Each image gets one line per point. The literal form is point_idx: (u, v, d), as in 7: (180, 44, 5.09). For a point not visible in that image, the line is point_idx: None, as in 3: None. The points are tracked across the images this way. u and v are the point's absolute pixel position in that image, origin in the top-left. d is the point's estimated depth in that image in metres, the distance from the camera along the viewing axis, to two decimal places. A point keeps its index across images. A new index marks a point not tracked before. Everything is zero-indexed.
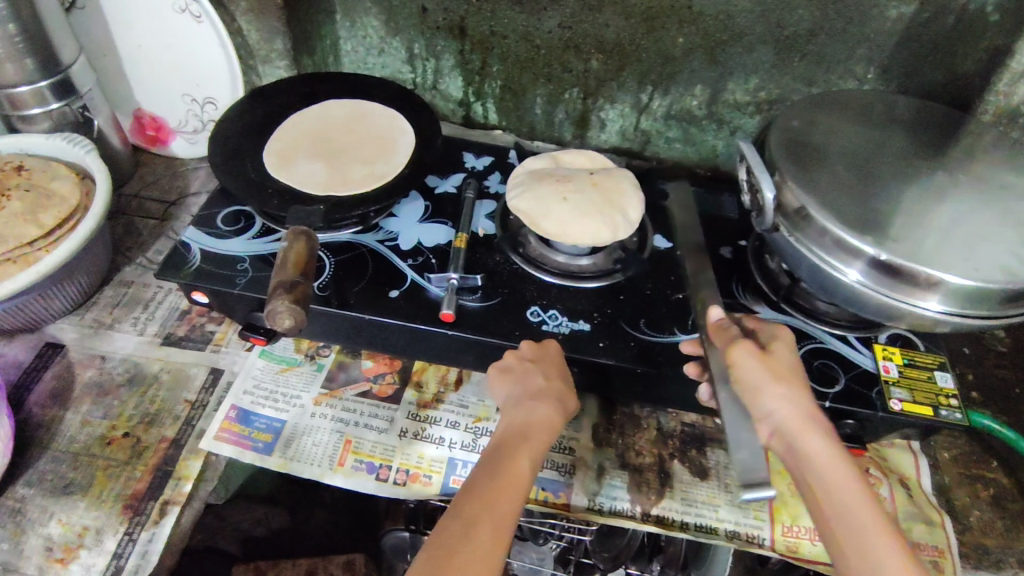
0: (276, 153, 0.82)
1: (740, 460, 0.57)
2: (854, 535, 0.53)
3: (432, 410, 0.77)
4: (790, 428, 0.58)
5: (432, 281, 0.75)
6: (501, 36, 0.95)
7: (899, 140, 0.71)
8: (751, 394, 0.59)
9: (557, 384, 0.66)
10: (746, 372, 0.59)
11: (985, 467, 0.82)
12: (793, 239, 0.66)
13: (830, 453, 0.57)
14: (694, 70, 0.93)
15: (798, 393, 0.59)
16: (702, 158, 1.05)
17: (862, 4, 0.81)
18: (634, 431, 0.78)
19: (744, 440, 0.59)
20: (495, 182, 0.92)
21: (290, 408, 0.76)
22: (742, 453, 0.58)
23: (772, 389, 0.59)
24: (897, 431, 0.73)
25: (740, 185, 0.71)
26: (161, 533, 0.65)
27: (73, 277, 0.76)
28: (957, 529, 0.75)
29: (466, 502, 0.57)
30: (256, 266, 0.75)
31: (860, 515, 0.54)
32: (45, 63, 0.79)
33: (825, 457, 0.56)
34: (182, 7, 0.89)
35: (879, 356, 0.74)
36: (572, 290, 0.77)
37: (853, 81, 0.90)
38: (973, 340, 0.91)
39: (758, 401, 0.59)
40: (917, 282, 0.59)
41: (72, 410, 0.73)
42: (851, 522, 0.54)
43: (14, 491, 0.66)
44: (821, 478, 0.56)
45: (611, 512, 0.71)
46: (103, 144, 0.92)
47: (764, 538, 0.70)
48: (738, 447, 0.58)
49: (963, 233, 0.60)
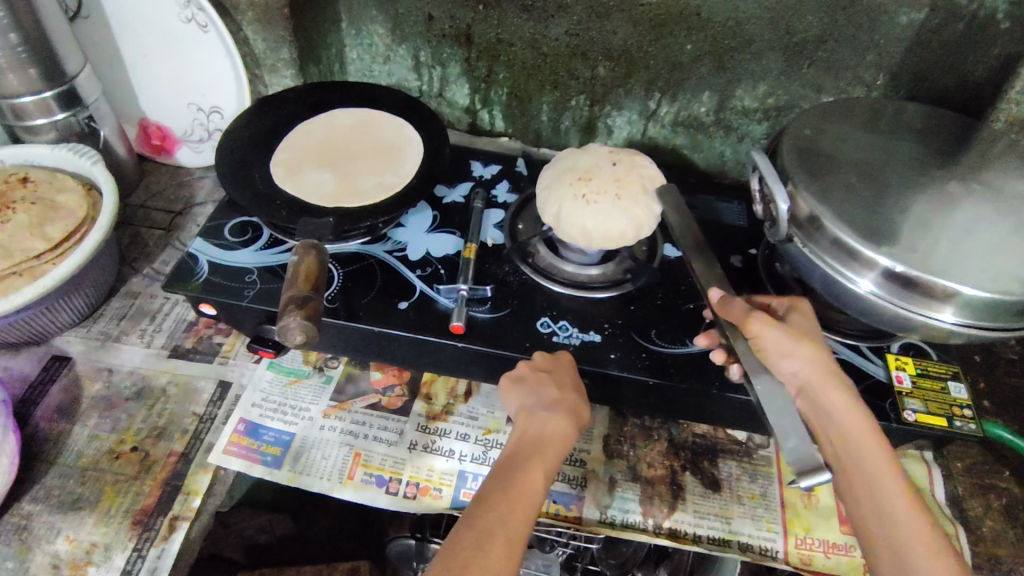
0: (283, 164, 0.82)
1: (791, 449, 0.55)
2: (874, 488, 0.59)
3: (441, 422, 0.76)
4: (813, 386, 0.61)
5: (441, 292, 0.75)
6: (507, 44, 0.95)
7: (911, 148, 0.70)
8: (773, 360, 0.62)
9: (570, 395, 0.66)
10: (773, 341, 0.61)
11: (998, 476, 0.81)
12: (806, 250, 0.65)
13: (852, 408, 0.61)
14: (702, 76, 0.92)
15: (824, 355, 0.62)
16: (709, 164, 1.05)
17: (870, 11, 0.80)
18: (646, 442, 0.77)
19: (790, 427, 0.56)
20: (503, 191, 0.91)
21: (299, 421, 0.75)
22: (791, 442, 0.55)
23: (798, 351, 0.62)
24: (911, 441, 0.72)
25: (752, 195, 0.71)
26: (170, 549, 0.65)
27: (79, 289, 0.75)
28: (970, 540, 0.75)
29: (495, 506, 0.57)
30: (264, 277, 0.74)
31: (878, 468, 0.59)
32: (49, 74, 0.79)
33: (842, 409, 0.61)
34: (188, 16, 0.89)
35: (891, 367, 0.73)
36: (582, 300, 0.77)
37: (862, 87, 0.89)
38: (985, 349, 0.90)
39: (779, 363, 0.62)
40: (933, 293, 0.58)
41: (79, 424, 0.72)
42: (877, 479, 0.59)
43: (20, 507, 0.66)
44: (845, 432, 0.61)
45: (623, 525, 0.70)
46: (108, 153, 0.91)
47: (778, 551, 0.70)
48: (785, 436, 0.56)
49: (977, 242, 0.60)
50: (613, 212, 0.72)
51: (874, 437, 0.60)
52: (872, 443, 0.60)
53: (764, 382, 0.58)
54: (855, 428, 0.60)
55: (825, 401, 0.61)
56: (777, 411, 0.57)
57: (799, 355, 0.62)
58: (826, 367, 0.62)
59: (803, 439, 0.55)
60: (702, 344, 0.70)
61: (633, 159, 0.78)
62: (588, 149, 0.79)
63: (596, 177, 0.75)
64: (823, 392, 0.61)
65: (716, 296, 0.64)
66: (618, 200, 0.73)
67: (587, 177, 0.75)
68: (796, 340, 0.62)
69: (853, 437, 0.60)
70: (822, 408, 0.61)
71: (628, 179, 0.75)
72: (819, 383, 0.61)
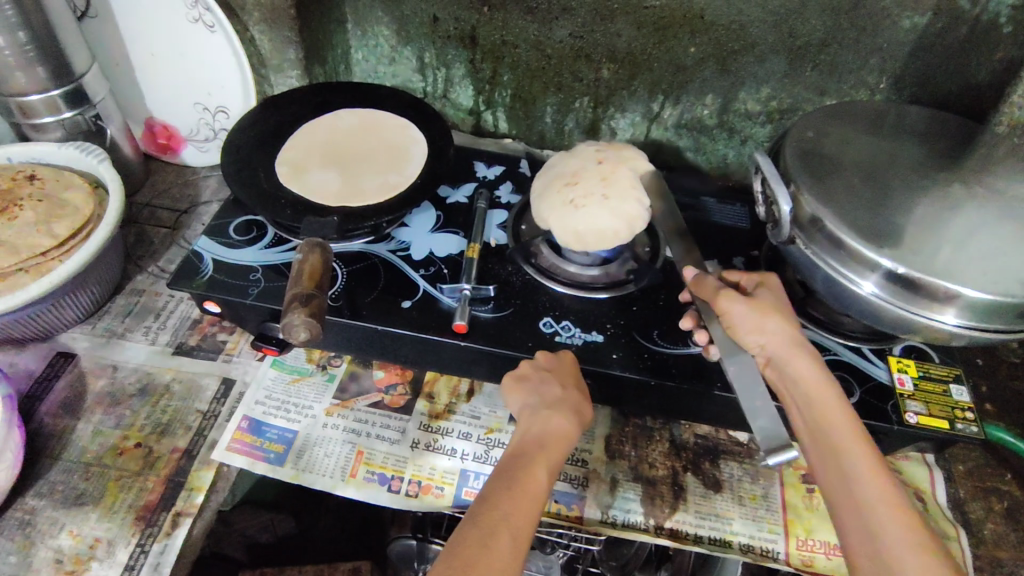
0: (288, 163, 0.82)
1: (761, 428, 0.59)
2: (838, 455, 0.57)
3: (444, 421, 0.77)
4: (777, 354, 0.61)
5: (445, 292, 0.75)
6: (512, 46, 0.95)
7: (913, 151, 0.70)
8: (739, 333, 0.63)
9: (573, 394, 0.66)
10: (740, 312, 0.62)
11: (999, 480, 0.81)
12: (808, 251, 0.65)
13: (818, 378, 0.60)
14: (706, 79, 0.93)
15: (789, 325, 0.62)
16: (712, 167, 1.05)
17: (874, 14, 0.81)
18: (647, 443, 0.77)
19: (760, 408, 0.60)
20: (506, 192, 0.91)
21: (302, 418, 0.75)
22: (761, 421, 0.59)
23: (764, 320, 0.62)
24: (912, 444, 0.72)
25: (754, 197, 0.71)
26: (173, 545, 0.65)
27: (85, 286, 0.76)
28: (971, 542, 0.75)
29: (500, 503, 0.58)
30: (269, 276, 0.74)
31: (842, 436, 0.57)
32: (57, 73, 0.79)
33: (806, 377, 0.60)
34: (196, 16, 0.89)
35: (893, 369, 0.73)
36: (585, 300, 0.77)
37: (865, 91, 0.89)
38: (987, 352, 0.90)
39: (747, 335, 0.62)
40: (935, 295, 0.59)
41: (84, 420, 0.73)
42: (843, 446, 0.57)
43: (25, 502, 0.66)
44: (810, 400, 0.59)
45: (624, 525, 0.71)
46: (115, 152, 0.92)
47: (779, 552, 0.70)
48: (756, 416, 0.59)
49: (979, 245, 0.60)
50: (604, 213, 0.72)
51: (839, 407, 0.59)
52: (837, 411, 0.58)
53: (739, 360, 0.63)
54: (818, 397, 0.59)
55: (789, 369, 0.60)
56: (746, 390, 0.61)
57: (766, 323, 0.62)
58: (791, 336, 0.61)
59: (773, 419, 0.59)
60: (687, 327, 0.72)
61: (620, 158, 0.78)
62: (577, 151, 0.80)
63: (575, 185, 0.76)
64: (787, 360, 0.61)
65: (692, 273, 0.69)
66: (605, 200, 0.73)
67: (574, 179, 0.76)
68: (763, 309, 0.62)
69: (817, 405, 0.59)
70: (787, 377, 0.61)
71: (614, 178, 0.75)
72: (783, 350, 0.61)
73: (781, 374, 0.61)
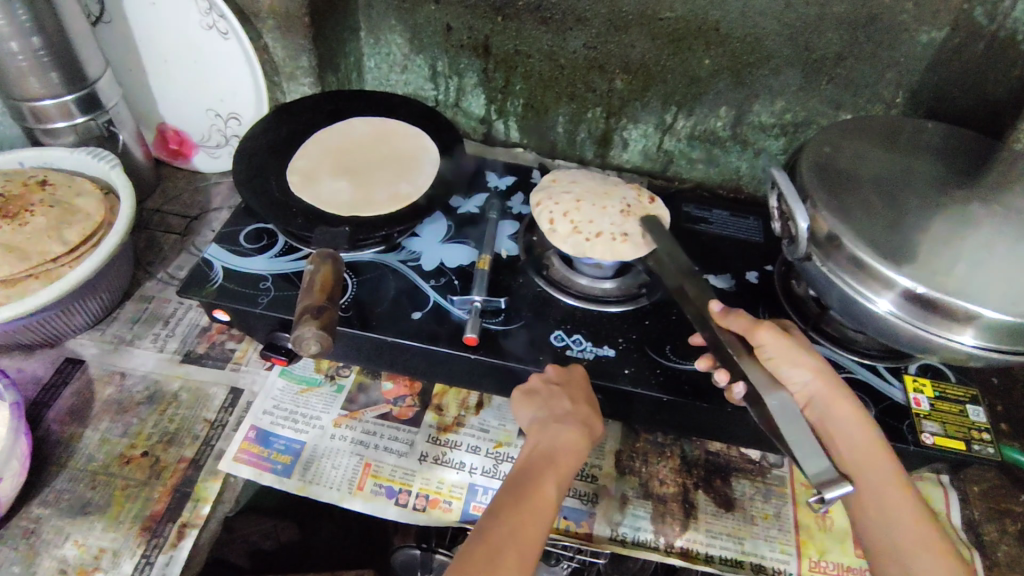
0: (299, 172, 0.82)
1: (806, 464, 0.52)
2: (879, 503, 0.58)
3: (452, 433, 0.76)
4: (819, 397, 0.61)
5: (455, 304, 0.74)
6: (525, 56, 0.95)
7: (931, 167, 0.70)
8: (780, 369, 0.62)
9: (584, 409, 0.66)
10: (778, 350, 0.61)
11: (1014, 501, 0.80)
12: (825, 268, 0.65)
13: (860, 423, 0.60)
14: (720, 91, 0.92)
15: (826, 365, 0.62)
16: (724, 179, 1.05)
17: (892, 28, 0.80)
18: (658, 459, 0.76)
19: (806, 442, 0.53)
20: (517, 203, 0.91)
21: (310, 429, 0.75)
22: (805, 456, 0.52)
23: (803, 360, 0.61)
24: (927, 465, 0.71)
25: (769, 212, 0.70)
26: (179, 556, 0.64)
27: (94, 293, 0.76)
28: (985, 564, 0.74)
29: (507, 518, 0.57)
30: (279, 285, 0.74)
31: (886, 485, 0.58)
32: (71, 78, 0.79)
33: (850, 424, 0.60)
34: (209, 23, 0.89)
35: (909, 389, 0.72)
36: (596, 313, 0.76)
37: (880, 105, 0.88)
38: (1002, 371, 0.89)
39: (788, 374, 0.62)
40: (954, 315, 0.57)
41: (91, 428, 0.72)
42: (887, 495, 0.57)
43: (30, 511, 0.66)
44: (854, 446, 0.60)
45: (634, 543, 0.70)
46: (127, 158, 0.92)
47: (791, 574, 0.68)
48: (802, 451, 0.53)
49: (998, 265, 0.59)
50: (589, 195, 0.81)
51: (881, 455, 0.59)
52: (878, 457, 0.59)
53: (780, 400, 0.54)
54: (866, 448, 0.59)
55: (831, 414, 0.61)
56: (794, 424, 0.53)
57: (806, 365, 0.61)
58: (830, 377, 0.62)
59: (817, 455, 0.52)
60: (700, 367, 0.68)
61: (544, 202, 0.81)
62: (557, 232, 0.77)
63: (554, 216, 0.78)
64: (829, 405, 0.61)
65: (716, 308, 0.62)
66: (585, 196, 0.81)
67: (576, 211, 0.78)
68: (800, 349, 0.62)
69: (859, 459, 0.59)
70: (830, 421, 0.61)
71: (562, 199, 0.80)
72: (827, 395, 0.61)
73: (823, 417, 0.61)
